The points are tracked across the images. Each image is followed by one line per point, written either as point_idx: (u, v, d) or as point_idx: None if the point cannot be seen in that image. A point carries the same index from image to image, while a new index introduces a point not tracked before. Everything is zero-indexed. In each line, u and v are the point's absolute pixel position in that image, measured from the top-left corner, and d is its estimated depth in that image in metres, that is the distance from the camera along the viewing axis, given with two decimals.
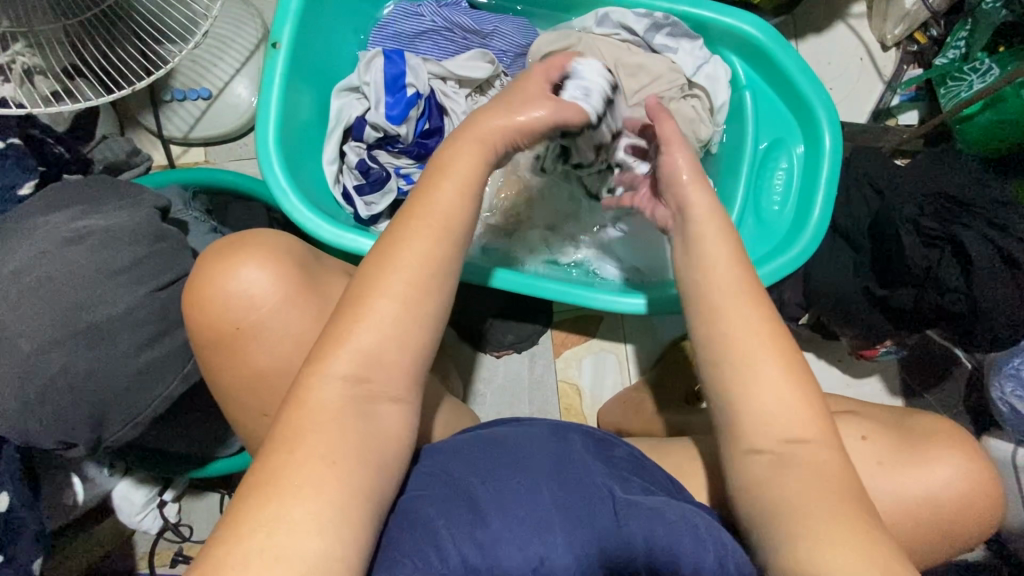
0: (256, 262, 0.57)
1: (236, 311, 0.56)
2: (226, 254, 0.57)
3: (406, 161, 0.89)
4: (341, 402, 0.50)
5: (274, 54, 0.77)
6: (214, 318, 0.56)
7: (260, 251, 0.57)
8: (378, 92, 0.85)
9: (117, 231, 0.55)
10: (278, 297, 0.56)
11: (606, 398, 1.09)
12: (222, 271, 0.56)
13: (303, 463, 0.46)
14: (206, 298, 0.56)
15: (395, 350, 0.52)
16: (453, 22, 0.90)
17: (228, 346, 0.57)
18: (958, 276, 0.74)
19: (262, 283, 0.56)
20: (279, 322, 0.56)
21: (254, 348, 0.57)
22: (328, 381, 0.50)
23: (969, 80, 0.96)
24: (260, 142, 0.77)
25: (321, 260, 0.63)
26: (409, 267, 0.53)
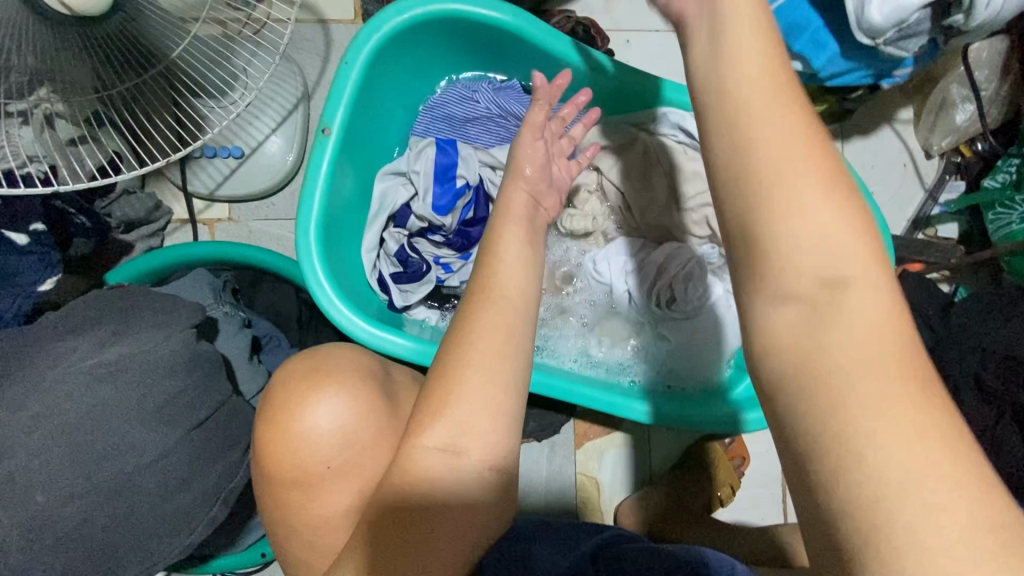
0: (335, 396, 0.53)
1: (316, 447, 0.52)
2: (303, 384, 0.54)
3: (447, 251, 0.84)
4: (437, 472, 0.48)
5: (323, 141, 0.73)
6: (290, 456, 0.52)
7: (339, 380, 0.54)
8: (426, 182, 0.78)
9: (151, 364, 0.50)
10: (351, 429, 0.53)
11: (625, 496, 1.05)
12: (302, 402, 0.53)
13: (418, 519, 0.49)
14: (285, 432, 0.52)
15: (481, 445, 0.49)
16: (508, 110, 0.85)
17: (295, 476, 0.53)
18: (1017, 438, 0.71)
19: (342, 419, 0.53)
20: (352, 458, 0.53)
21: (324, 481, 0.53)
22: (426, 452, 0.48)
23: (1021, 211, 0.94)
24: (301, 230, 0.72)
25: (388, 381, 0.58)
26: (480, 358, 0.49)
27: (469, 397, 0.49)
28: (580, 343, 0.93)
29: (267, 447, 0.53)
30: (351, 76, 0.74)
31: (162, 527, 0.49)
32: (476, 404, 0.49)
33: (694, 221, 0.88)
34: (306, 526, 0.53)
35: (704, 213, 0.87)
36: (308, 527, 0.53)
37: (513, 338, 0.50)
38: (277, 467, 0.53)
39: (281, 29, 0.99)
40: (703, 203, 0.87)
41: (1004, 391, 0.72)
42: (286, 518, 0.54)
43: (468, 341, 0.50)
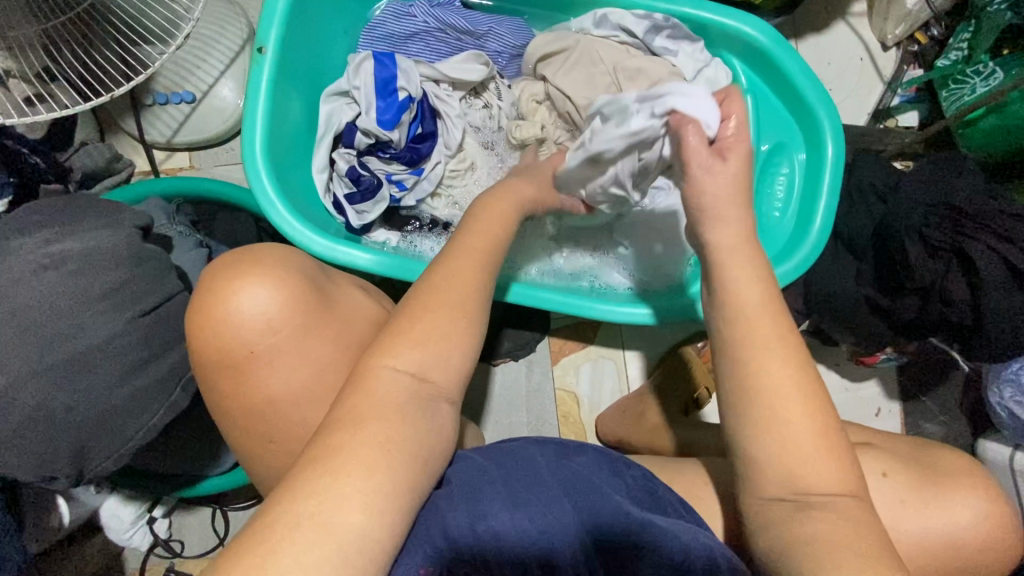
0: (266, 283, 0.52)
1: (250, 332, 0.52)
2: (235, 273, 0.52)
3: (397, 167, 0.85)
4: (399, 397, 0.50)
5: (259, 59, 0.74)
6: (223, 340, 0.51)
7: (271, 269, 0.53)
8: (369, 97, 0.81)
9: (94, 255, 0.52)
10: (286, 316, 0.52)
11: (604, 407, 1.08)
12: (233, 288, 0.52)
13: (368, 431, 0.46)
14: (217, 317, 0.51)
15: (444, 371, 0.52)
16: (447, 23, 0.86)
17: (232, 370, 0.52)
18: (963, 287, 0.73)
19: (278, 306, 0.52)
20: (288, 343, 0.52)
21: (264, 371, 0.52)
22: (390, 373, 0.50)
23: (972, 83, 0.94)
24: (247, 151, 0.73)
25: (328, 274, 0.60)
26: (448, 292, 0.55)
27: (432, 326, 0.53)
28: (544, 256, 0.95)
29: (200, 342, 0.52)
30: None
31: (121, 407, 0.52)
32: (438, 325, 0.53)
33: None
34: (249, 414, 0.53)
35: None
36: (248, 413, 0.53)
37: (478, 276, 0.57)
38: (210, 353, 0.52)
39: None
40: None
41: (947, 242, 0.73)
42: (229, 409, 0.54)
43: (437, 276, 0.56)
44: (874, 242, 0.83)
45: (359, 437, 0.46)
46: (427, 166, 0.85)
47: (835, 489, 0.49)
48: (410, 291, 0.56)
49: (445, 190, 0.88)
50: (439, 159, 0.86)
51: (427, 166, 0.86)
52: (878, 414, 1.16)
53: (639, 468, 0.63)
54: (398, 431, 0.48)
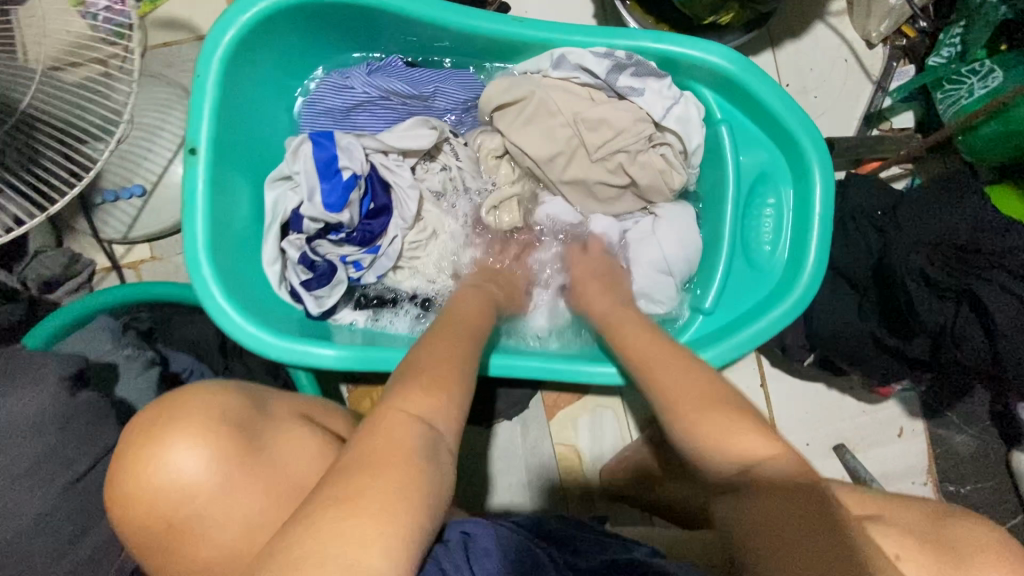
0: (195, 444, 0.47)
1: (177, 501, 0.46)
2: (155, 437, 0.46)
3: (350, 248, 0.81)
4: (415, 442, 0.44)
5: (192, 162, 0.70)
6: (145, 513, 0.46)
7: (196, 425, 0.47)
8: (311, 180, 0.75)
9: (16, 427, 0.48)
10: (214, 477, 0.47)
11: (606, 458, 1.03)
12: (159, 453, 0.46)
13: (381, 469, 0.41)
14: (139, 487, 0.45)
15: (447, 414, 0.48)
16: (386, 90, 0.81)
17: (168, 535, 0.47)
18: (976, 330, 0.66)
19: (210, 468, 0.47)
20: (221, 509, 0.47)
21: (198, 537, 0.47)
22: (407, 419, 0.45)
23: (969, 84, 0.85)
24: (191, 262, 0.69)
25: (265, 407, 0.55)
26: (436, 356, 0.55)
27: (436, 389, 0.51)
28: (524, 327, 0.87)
29: (135, 500, 0.46)
30: (207, 89, 0.70)
31: None
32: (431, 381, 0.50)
33: (610, 168, 0.85)
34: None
35: (617, 160, 0.84)
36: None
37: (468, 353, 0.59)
38: (137, 525, 0.46)
39: (162, 54, 0.96)
40: (614, 150, 0.83)
41: (954, 282, 0.66)
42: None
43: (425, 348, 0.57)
44: (875, 276, 0.76)
45: (377, 479, 0.40)
46: (384, 243, 0.80)
47: (760, 454, 0.51)
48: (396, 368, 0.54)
49: (407, 262, 0.84)
50: (396, 233, 0.81)
51: (384, 242, 0.81)
52: (900, 435, 1.09)
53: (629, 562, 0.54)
54: (417, 475, 0.42)
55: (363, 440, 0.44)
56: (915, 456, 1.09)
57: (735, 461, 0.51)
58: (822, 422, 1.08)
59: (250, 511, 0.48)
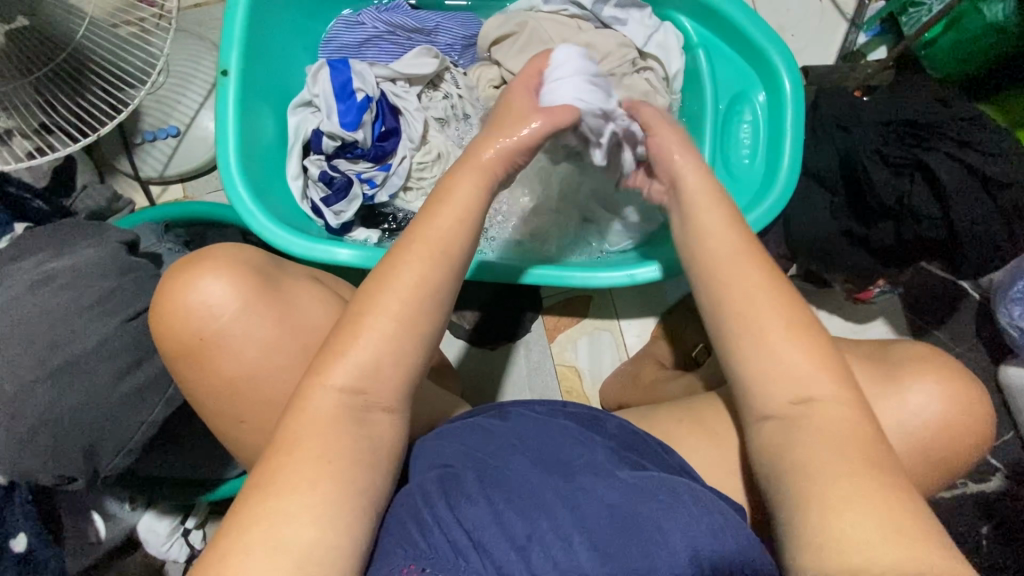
0: (220, 276, 0.57)
1: (205, 320, 0.56)
2: (188, 270, 0.57)
3: (365, 165, 0.89)
4: (332, 411, 0.50)
5: (224, 82, 0.79)
6: (179, 328, 0.56)
7: (222, 262, 0.58)
8: (329, 102, 0.85)
9: (82, 270, 0.57)
10: (236, 303, 0.56)
11: (605, 376, 1.09)
12: (190, 281, 0.56)
13: (301, 465, 0.47)
14: (177, 305, 0.56)
15: (378, 381, 0.52)
16: (394, 25, 0.90)
17: (197, 352, 0.57)
18: (930, 199, 0.72)
19: (232, 295, 0.57)
20: (241, 329, 0.57)
21: (219, 355, 0.57)
22: (329, 390, 0.50)
23: (929, 4, 0.93)
24: (223, 169, 0.78)
25: (281, 267, 0.64)
26: (392, 293, 0.53)
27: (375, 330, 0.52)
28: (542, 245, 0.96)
29: (172, 320, 0.56)
30: (235, 20, 0.79)
31: (120, 406, 0.57)
32: (382, 326, 0.52)
33: None
34: (220, 395, 0.58)
35: None
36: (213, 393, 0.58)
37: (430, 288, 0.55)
38: (173, 340, 0.56)
39: (193, 13, 1.07)
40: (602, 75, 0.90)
41: (907, 157, 0.73)
42: (208, 394, 0.58)
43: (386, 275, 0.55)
44: (843, 172, 0.82)
45: (300, 463, 0.47)
46: (394, 161, 0.89)
47: (825, 396, 0.53)
48: (364, 283, 0.55)
49: (415, 182, 0.92)
50: (404, 153, 0.90)
51: (394, 161, 0.89)
52: None
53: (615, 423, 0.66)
54: (332, 454, 0.48)
55: (293, 414, 0.50)
56: None
57: (790, 398, 0.54)
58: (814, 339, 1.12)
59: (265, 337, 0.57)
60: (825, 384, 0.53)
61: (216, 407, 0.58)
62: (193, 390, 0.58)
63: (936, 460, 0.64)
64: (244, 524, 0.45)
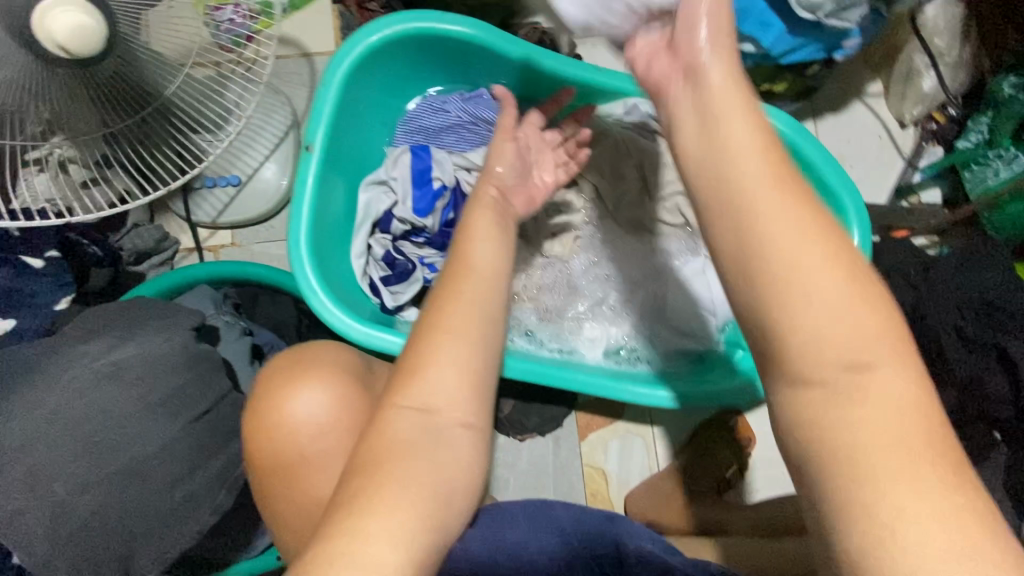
0: (321, 384, 0.54)
1: (303, 431, 0.53)
2: (283, 379, 0.55)
3: (430, 251, 0.88)
4: (408, 434, 0.49)
5: (306, 157, 0.78)
6: (275, 436, 0.53)
7: (325, 368, 0.55)
8: (406, 186, 0.85)
9: (152, 362, 0.55)
10: (333, 416, 0.53)
11: (632, 484, 1.06)
12: (293, 387, 0.54)
13: (385, 487, 0.45)
14: (278, 412, 0.53)
15: (451, 398, 0.51)
16: (479, 117, 0.91)
17: (283, 467, 0.52)
18: (1005, 385, 0.72)
19: (329, 406, 0.53)
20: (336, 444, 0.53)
21: (313, 477, 0.52)
22: (402, 412, 0.49)
23: (995, 166, 0.96)
24: (292, 242, 0.77)
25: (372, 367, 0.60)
26: (458, 322, 0.52)
27: (445, 358, 0.51)
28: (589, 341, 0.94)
29: (264, 424, 0.53)
30: (328, 99, 0.80)
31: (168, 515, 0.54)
32: (462, 347, 0.51)
33: (667, 208, 0.94)
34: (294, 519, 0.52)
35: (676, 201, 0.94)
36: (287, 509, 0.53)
37: (488, 312, 0.54)
38: (268, 447, 0.53)
39: None
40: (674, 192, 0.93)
41: (985, 337, 0.74)
42: (274, 514, 0.54)
43: (450, 299, 0.53)
44: None
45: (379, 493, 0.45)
46: None
47: None
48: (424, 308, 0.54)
49: None
50: None
51: None
52: None
53: None
54: (413, 474, 0.47)
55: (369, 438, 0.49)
56: None
57: None
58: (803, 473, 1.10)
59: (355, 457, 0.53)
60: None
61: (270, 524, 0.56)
62: (278, 508, 0.53)
63: None
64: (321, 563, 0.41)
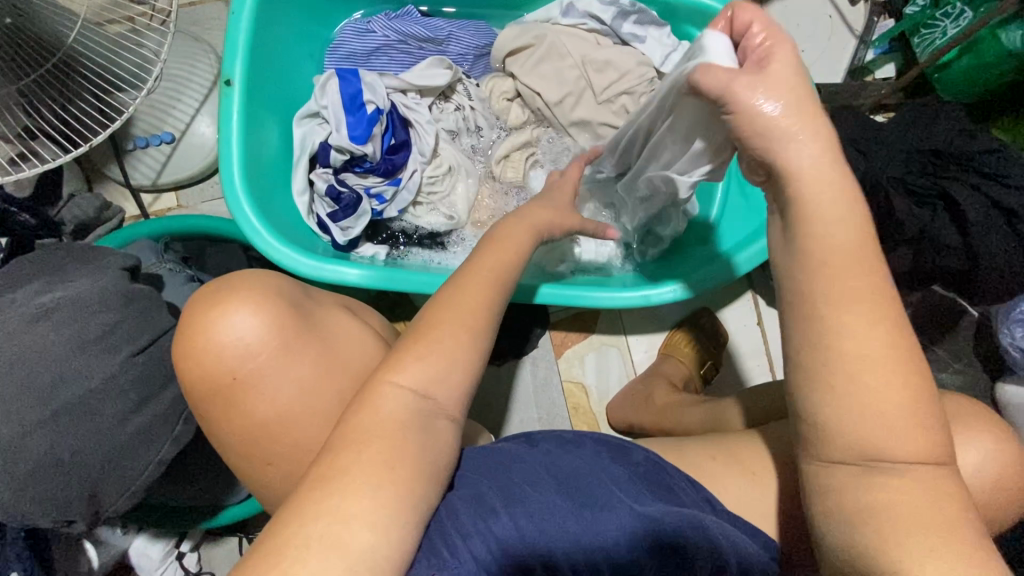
0: (250, 309, 0.55)
1: (236, 355, 0.55)
2: (219, 301, 0.55)
3: (374, 180, 0.87)
4: (402, 414, 0.51)
5: (228, 92, 0.75)
6: (210, 365, 0.54)
7: (253, 294, 0.56)
8: (337, 114, 0.82)
9: (83, 301, 0.53)
10: (265, 340, 0.55)
11: (612, 394, 1.08)
12: (220, 313, 0.55)
13: (362, 466, 0.47)
14: (207, 338, 0.54)
15: (446, 388, 0.54)
16: (406, 34, 0.88)
17: (221, 396, 0.55)
18: (952, 232, 0.72)
19: (261, 332, 0.55)
20: (274, 366, 0.56)
21: (252, 396, 0.56)
22: (395, 390, 0.52)
23: (943, 26, 0.93)
24: (227, 183, 0.74)
25: (311, 297, 0.63)
26: (459, 311, 0.56)
27: (441, 346, 0.54)
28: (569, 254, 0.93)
29: (189, 353, 0.54)
30: (240, 28, 0.75)
31: (124, 448, 0.53)
32: (456, 333, 0.55)
33: (615, 111, 0.90)
34: (240, 443, 0.57)
35: (622, 102, 0.89)
36: (232, 432, 0.57)
37: (489, 306, 0.58)
38: (203, 375, 0.55)
39: (188, 13, 1.02)
40: (619, 91, 0.89)
41: (933, 190, 0.73)
42: (220, 437, 0.57)
43: (452, 294, 0.58)
44: None
45: (361, 456, 0.48)
46: (404, 175, 0.87)
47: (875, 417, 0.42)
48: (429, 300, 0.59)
49: (425, 197, 0.90)
50: (415, 167, 0.88)
51: (404, 175, 0.87)
52: None
53: (644, 453, 0.63)
54: (397, 455, 0.49)
55: (357, 414, 0.50)
56: None
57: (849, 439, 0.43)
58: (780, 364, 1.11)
59: (290, 384, 0.56)
60: (905, 413, 0.41)
61: (231, 454, 0.58)
62: (218, 431, 0.57)
63: (990, 516, 0.58)
64: (300, 524, 0.44)
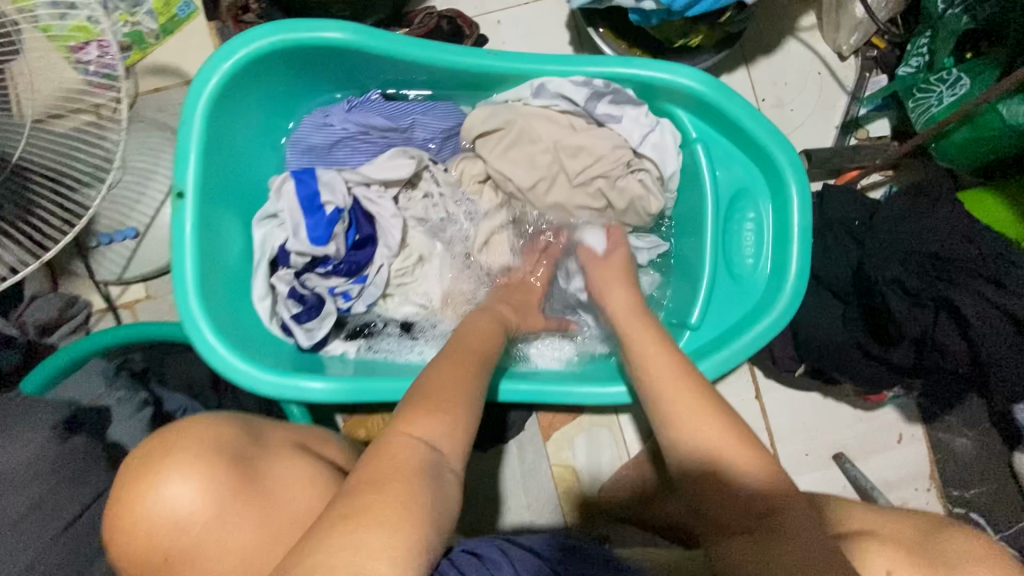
0: (187, 474, 0.50)
1: (171, 528, 0.49)
2: (152, 464, 0.51)
3: (338, 279, 0.83)
4: (417, 460, 0.47)
5: (180, 206, 0.71)
6: (140, 544, 0.49)
7: (190, 455, 0.51)
8: (295, 217, 0.79)
9: None
10: (203, 508, 0.50)
11: (605, 477, 1.03)
12: (151, 482, 0.50)
13: (383, 500, 0.43)
14: (136, 512, 0.49)
15: (454, 444, 0.51)
16: (367, 125, 0.85)
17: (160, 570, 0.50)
18: (956, 335, 0.69)
19: (200, 498, 0.50)
20: (215, 535, 0.51)
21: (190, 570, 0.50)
22: (412, 442, 0.49)
23: (938, 92, 0.87)
24: (179, 297, 0.70)
25: (258, 439, 0.58)
26: (456, 378, 0.58)
27: (449, 408, 0.53)
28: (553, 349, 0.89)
29: (122, 532, 0.49)
30: (192, 137, 0.72)
31: None
32: (455, 396, 0.55)
33: (590, 193, 0.87)
34: None
35: (598, 185, 0.86)
36: None
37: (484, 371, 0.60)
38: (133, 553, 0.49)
39: (153, 99, 0.99)
40: (594, 175, 0.86)
41: (932, 290, 0.69)
42: None
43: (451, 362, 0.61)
44: (855, 285, 0.76)
45: (381, 498, 0.43)
46: (370, 272, 0.83)
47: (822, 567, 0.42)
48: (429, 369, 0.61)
49: (395, 288, 0.87)
50: (381, 262, 0.84)
51: (371, 271, 0.83)
52: (899, 441, 1.07)
53: None
54: (411, 496, 0.44)
55: (373, 461, 0.47)
56: (915, 463, 1.07)
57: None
58: (779, 439, 1.06)
59: (232, 553, 0.51)
60: None
61: None
62: None
63: None
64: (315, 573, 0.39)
